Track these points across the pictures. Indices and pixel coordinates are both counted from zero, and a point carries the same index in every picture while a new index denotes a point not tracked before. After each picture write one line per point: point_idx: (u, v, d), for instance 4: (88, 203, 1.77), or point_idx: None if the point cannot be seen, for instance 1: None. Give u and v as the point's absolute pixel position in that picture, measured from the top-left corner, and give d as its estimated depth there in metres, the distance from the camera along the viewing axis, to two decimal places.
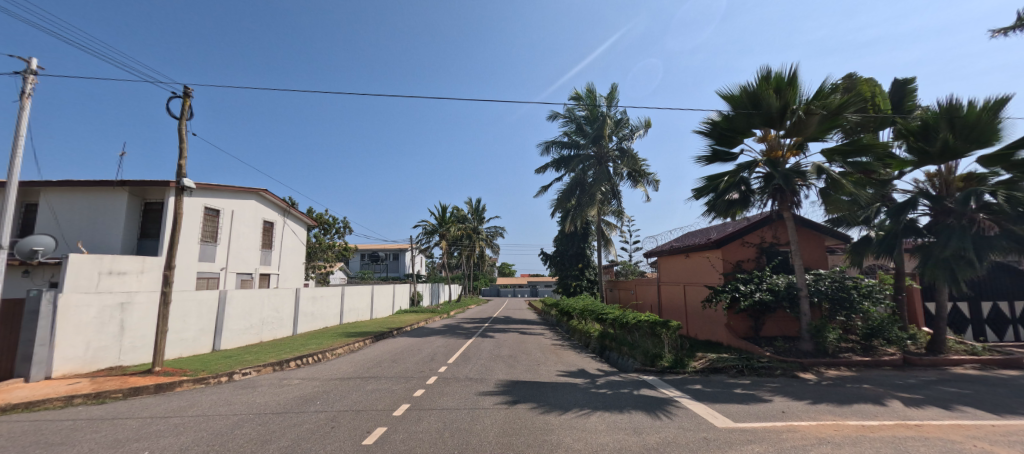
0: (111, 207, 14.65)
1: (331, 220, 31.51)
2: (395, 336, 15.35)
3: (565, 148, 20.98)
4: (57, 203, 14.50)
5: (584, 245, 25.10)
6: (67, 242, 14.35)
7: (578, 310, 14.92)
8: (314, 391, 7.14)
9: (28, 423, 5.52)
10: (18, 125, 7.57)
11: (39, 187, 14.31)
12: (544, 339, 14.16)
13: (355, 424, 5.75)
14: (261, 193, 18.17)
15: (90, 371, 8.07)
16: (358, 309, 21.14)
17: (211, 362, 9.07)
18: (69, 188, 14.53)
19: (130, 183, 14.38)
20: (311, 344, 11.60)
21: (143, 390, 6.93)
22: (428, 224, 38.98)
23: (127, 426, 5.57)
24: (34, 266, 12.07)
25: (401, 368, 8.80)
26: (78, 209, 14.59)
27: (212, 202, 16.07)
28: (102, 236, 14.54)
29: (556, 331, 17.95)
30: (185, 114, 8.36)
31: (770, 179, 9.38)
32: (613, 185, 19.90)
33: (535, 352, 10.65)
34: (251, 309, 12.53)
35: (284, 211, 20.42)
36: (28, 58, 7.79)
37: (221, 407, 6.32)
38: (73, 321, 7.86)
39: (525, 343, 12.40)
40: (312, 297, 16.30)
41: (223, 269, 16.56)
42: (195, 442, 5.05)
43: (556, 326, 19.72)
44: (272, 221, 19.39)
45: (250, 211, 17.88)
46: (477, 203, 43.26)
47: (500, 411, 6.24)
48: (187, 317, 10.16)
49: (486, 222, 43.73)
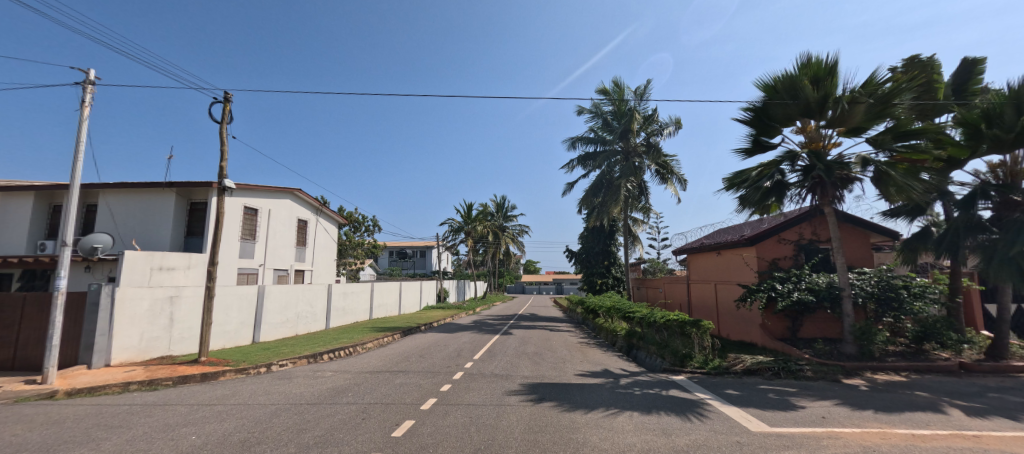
0: (160, 207, 15.67)
1: (360, 218, 32.43)
2: (422, 332, 15.67)
3: (591, 144, 20.67)
4: (113, 204, 15.64)
5: (610, 242, 24.90)
6: (123, 240, 15.47)
7: (604, 308, 14.67)
8: (345, 383, 7.36)
9: (92, 406, 6.04)
10: (79, 132, 8.19)
11: (97, 189, 15.46)
12: (570, 337, 14.06)
13: (384, 417, 5.94)
14: (295, 193, 18.95)
15: (143, 360, 8.68)
16: (386, 304, 21.66)
17: (251, 353, 9.49)
18: (123, 190, 15.63)
19: (176, 185, 15.34)
20: (343, 338, 11.97)
21: (190, 379, 7.34)
22: (454, 221, 39.32)
23: (176, 412, 6.02)
24: (94, 262, 13.08)
25: (429, 363, 8.92)
26: (131, 209, 15.69)
27: (251, 202, 16.91)
28: (152, 234, 15.56)
29: (581, 328, 17.85)
30: (226, 118, 8.80)
31: (810, 171, 8.90)
32: (640, 180, 19.46)
33: (561, 350, 10.59)
34: (287, 303, 13.09)
35: (317, 209, 21.19)
36: (86, 69, 8.37)
37: (261, 396, 6.66)
38: (129, 313, 8.46)
39: (550, 341, 12.35)
40: (343, 292, 16.83)
41: (263, 266, 17.40)
42: (237, 430, 5.41)
43: (582, 324, 19.53)
44: (305, 220, 20.18)
45: (286, 210, 18.69)
46: (502, 200, 43.25)
47: (526, 408, 6.28)
48: (229, 310, 10.73)
49: (512, 219, 43.81)
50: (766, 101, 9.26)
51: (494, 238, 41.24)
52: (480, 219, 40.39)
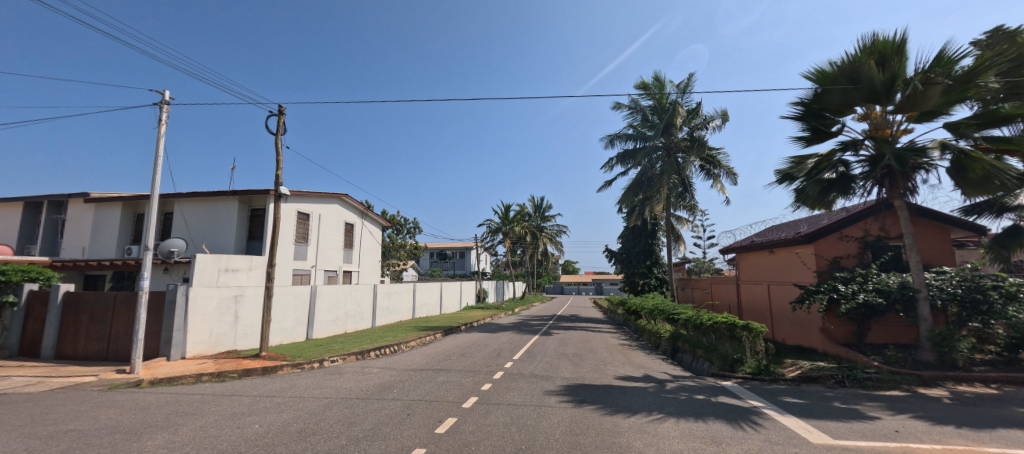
0: (225, 213, 17.06)
1: (402, 221, 33.51)
2: (463, 331, 15.95)
3: (631, 141, 20.06)
4: (187, 211, 17.26)
5: (652, 241, 24.11)
6: (194, 245, 17.02)
7: (647, 309, 14.22)
8: (391, 380, 7.65)
9: (171, 395, 6.69)
10: (157, 148, 9.11)
11: (173, 198, 17.10)
12: (611, 339, 13.74)
13: (427, 413, 6.13)
14: (342, 198, 19.93)
15: (213, 354, 9.50)
16: (428, 304, 22.24)
17: (305, 349, 10.11)
18: (194, 199, 17.20)
19: (238, 193, 16.64)
20: (388, 336, 12.43)
21: (253, 372, 7.95)
22: (492, 222, 39.59)
23: (241, 403, 6.56)
24: (172, 264, 14.49)
25: (469, 362, 9.07)
26: (201, 216, 17.22)
27: (303, 207, 17.98)
28: (218, 238, 16.97)
29: (623, 330, 17.40)
30: (280, 129, 9.45)
31: (878, 160, 8.15)
32: (683, 177, 18.68)
33: (601, 352, 10.39)
34: (337, 303, 13.80)
35: (362, 213, 22.16)
36: (163, 90, 9.30)
37: (315, 390, 7.09)
38: (200, 311, 9.30)
39: (590, 342, 12.14)
40: (387, 292, 17.51)
41: (315, 267, 18.48)
42: (294, 422, 5.79)
43: (623, 326, 19.04)
44: (352, 223, 21.17)
45: (334, 214, 19.70)
46: (540, 200, 43.10)
47: (567, 410, 6.23)
48: (285, 309, 11.51)
49: (550, 220, 43.51)
50: (823, 88, 8.60)
51: (533, 238, 41.23)
52: (518, 220, 40.43)
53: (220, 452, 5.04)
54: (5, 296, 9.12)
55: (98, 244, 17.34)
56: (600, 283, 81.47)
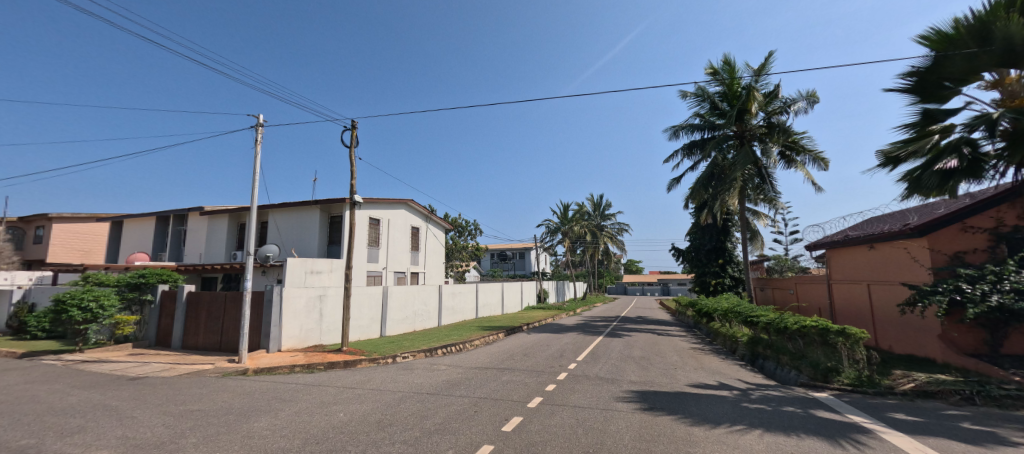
0: (309, 221, 18.83)
1: (462, 223, 34.44)
2: (525, 331, 16.00)
3: (698, 131, 18.64)
4: (279, 220, 19.36)
5: (724, 238, 22.41)
6: (285, 249, 19.00)
7: (722, 310, 13.19)
8: (458, 377, 7.94)
9: (272, 384, 7.57)
10: (255, 166, 10.34)
11: (267, 209, 19.26)
12: (681, 342, 12.95)
13: (494, 411, 6.27)
14: (408, 203, 21.03)
15: (302, 347, 10.55)
16: (490, 304, 22.62)
17: (380, 345, 10.83)
18: (284, 208, 19.22)
19: (319, 202, 18.27)
20: (454, 335, 12.88)
21: (336, 365, 8.69)
22: (551, 223, 39.18)
23: (327, 393, 7.22)
24: (269, 267, 16.32)
25: (533, 362, 9.10)
26: (290, 224, 19.18)
27: (375, 213, 19.25)
28: (304, 244, 18.78)
29: (694, 332, 16.32)
30: (354, 143, 10.24)
31: (1019, 136, 6.79)
32: (761, 167, 17.01)
33: (670, 355, 9.85)
34: (407, 302, 14.59)
35: (426, 217, 23.16)
36: (258, 115, 10.53)
37: (390, 383, 7.58)
38: (291, 309, 10.37)
39: (658, 345, 11.55)
40: (452, 292, 18.14)
41: (386, 268, 19.70)
42: (372, 413, 6.25)
43: (694, 328, 17.85)
44: (417, 227, 22.25)
45: (401, 219, 20.85)
46: (599, 199, 42.04)
47: (635, 415, 6.01)
48: (361, 307, 12.43)
49: (610, 218, 42.17)
50: (941, 56, 7.34)
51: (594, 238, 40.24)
52: (578, 219, 39.62)
53: (312, 438, 5.59)
54: (144, 294, 11.13)
55: (212, 252, 20.03)
56: (668, 283, 77.46)
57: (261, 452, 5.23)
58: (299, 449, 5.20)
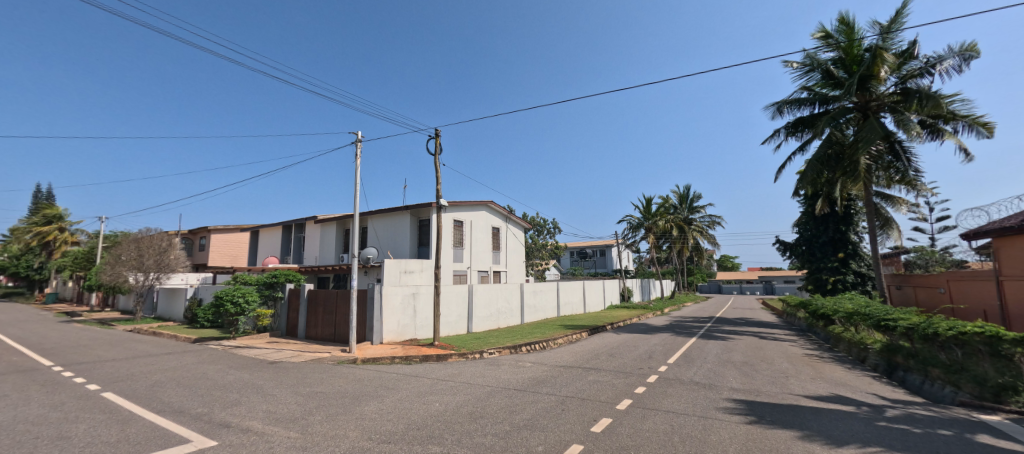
0: (402, 225, 20.31)
1: (541, 222, 34.34)
2: (610, 331, 15.42)
3: (807, 106, 16.18)
4: (377, 225, 21.24)
5: (845, 228, 19.26)
6: (383, 251, 20.75)
7: (846, 312, 11.29)
8: (543, 375, 7.97)
9: (377, 373, 8.38)
10: (355, 179, 11.48)
11: (367, 215, 21.24)
12: (793, 347, 11.41)
13: (582, 411, 6.18)
14: (488, 204, 21.58)
15: (400, 340, 11.48)
16: (572, 303, 22.08)
17: (468, 341, 11.32)
18: (380, 214, 21.01)
19: (409, 207, 19.56)
20: (537, 333, 12.94)
21: (430, 358, 9.31)
22: (633, 218, 36.67)
23: (424, 384, 7.78)
24: (370, 268, 17.99)
25: (620, 363, 8.76)
26: (386, 228, 20.90)
27: (458, 215, 20.04)
28: (398, 246, 20.31)
29: (809, 337, 14.26)
30: (438, 150, 10.81)
31: None
32: (893, 142, 14.18)
33: (779, 361, 8.75)
34: (492, 300, 15.02)
35: (505, 217, 23.50)
36: (357, 133, 11.69)
37: (479, 378, 7.92)
38: (390, 305, 11.34)
39: (763, 350, 10.33)
40: (533, 291, 18.05)
41: (470, 268, 20.37)
42: (464, 406, 6.58)
43: (808, 331, 15.59)
44: (497, 227, 22.71)
45: (482, 220, 21.47)
46: (686, 191, 39.04)
47: (739, 425, 5.46)
48: (450, 305, 13.11)
49: (700, 211, 38.75)
50: None
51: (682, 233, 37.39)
52: (662, 213, 36.84)
53: (413, 424, 6.08)
54: (275, 292, 13.07)
55: (324, 255, 22.68)
56: (774, 281, 69.49)
57: (372, 434, 5.83)
58: (402, 434, 5.69)
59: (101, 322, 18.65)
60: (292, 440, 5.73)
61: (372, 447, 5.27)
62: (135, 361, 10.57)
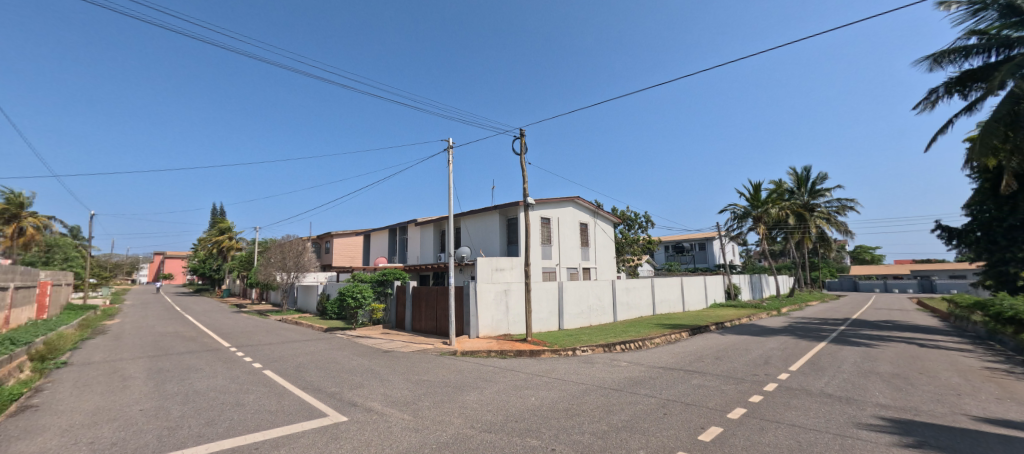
0: (491, 224, 20.81)
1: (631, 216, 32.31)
2: (717, 332, 14.00)
3: (978, 55, 12.76)
4: (470, 225, 22.11)
5: None
6: (475, 250, 21.51)
7: None
8: (641, 375, 7.54)
9: (476, 365, 8.77)
10: (449, 182, 12.08)
11: (459, 216, 22.25)
12: (965, 357, 9.19)
13: (687, 416, 5.70)
14: (575, 200, 21.10)
15: (495, 335, 11.82)
16: (670, 300, 20.23)
17: (560, 338, 11.21)
18: (470, 215, 21.83)
19: (496, 207, 19.89)
20: (632, 331, 12.30)
21: (523, 353, 9.44)
22: (738, 207, 31.82)
23: (518, 378, 7.92)
24: (466, 266, 18.80)
25: (729, 367, 7.91)
26: (477, 228, 21.64)
27: (546, 213, 19.89)
28: (489, 245, 20.86)
29: (992, 344, 11.32)
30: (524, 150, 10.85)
31: None
32: None
33: (943, 375, 7.11)
34: (584, 296, 14.66)
35: (593, 213, 22.67)
36: (448, 139, 12.29)
37: (573, 375, 7.79)
38: (484, 301, 11.74)
39: (920, 360, 8.49)
40: (625, 287, 16.89)
41: (559, 265, 20.10)
42: (559, 403, 6.53)
43: (989, 338, 12.40)
44: (586, 223, 22.06)
45: (570, 216, 21.06)
46: (805, 173, 34.04)
47: (889, 447, 4.55)
48: (540, 301, 13.14)
49: (824, 195, 33.47)
50: None
51: (799, 220, 32.76)
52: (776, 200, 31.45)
53: (511, 416, 6.21)
54: (386, 288, 14.65)
55: (425, 254, 24.37)
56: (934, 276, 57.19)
57: (474, 422, 6.11)
58: (501, 425, 5.85)
59: (260, 313, 22.70)
60: (405, 422, 6.29)
61: (474, 435, 5.51)
62: (283, 346, 12.57)
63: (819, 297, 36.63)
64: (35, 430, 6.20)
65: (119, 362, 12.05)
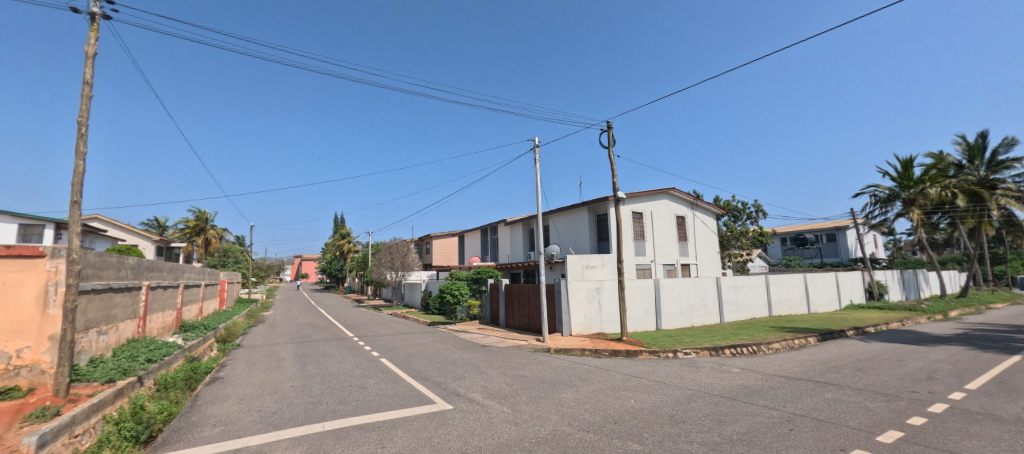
0: (580, 221, 20.27)
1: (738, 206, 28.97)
2: (854, 338, 11.86)
3: None
4: (558, 222, 21.82)
5: None
6: (564, 248, 21.15)
7: None
8: (759, 384, 6.66)
9: (571, 363, 8.60)
10: (536, 181, 12.03)
11: (546, 214, 22.08)
12: None
13: (820, 434, 4.86)
14: (670, 191, 19.65)
15: (588, 334, 11.48)
16: (790, 300, 17.67)
17: (659, 338, 10.49)
18: (557, 213, 21.54)
19: (585, 203, 19.27)
20: (743, 334, 11.00)
21: (619, 353, 9.02)
22: (882, 189, 26.52)
23: (615, 379, 7.57)
24: (556, 264, 18.59)
25: (874, 380, 6.60)
26: (565, 225, 21.26)
27: (638, 207, 18.77)
28: (578, 242, 20.33)
29: None
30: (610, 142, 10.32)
31: None
32: None
33: None
34: (684, 294, 13.54)
35: (691, 204, 20.84)
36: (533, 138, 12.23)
37: (676, 379, 7.19)
38: (576, 298, 11.49)
39: None
40: (735, 285, 15.20)
41: (654, 261, 18.84)
42: (661, 409, 6.06)
43: None
44: (682, 216, 20.37)
45: (664, 209, 19.65)
46: (977, 141, 27.32)
47: None
48: (635, 300, 12.49)
49: (1007, 166, 26.57)
50: None
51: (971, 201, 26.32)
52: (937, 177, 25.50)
53: (610, 417, 5.93)
54: (480, 285, 15.28)
55: (515, 253, 24.71)
56: None
57: (571, 420, 5.96)
58: (600, 425, 5.61)
59: (376, 308, 25.27)
60: (505, 414, 6.40)
61: (572, 433, 5.36)
62: (396, 337, 13.79)
63: (1002, 297, 29.16)
64: (221, 396, 7.64)
65: (273, 346, 14.35)
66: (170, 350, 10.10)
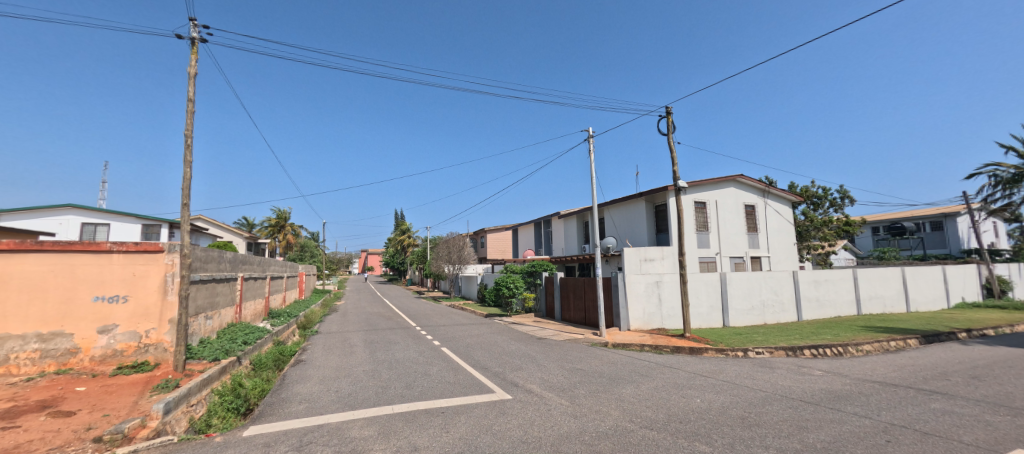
0: (637, 212, 19.46)
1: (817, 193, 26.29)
2: (963, 341, 10.35)
3: None
4: (614, 214, 21.13)
5: None
6: (621, 241, 20.46)
7: None
8: (846, 389, 6.00)
9: (630, 359, 8.32)
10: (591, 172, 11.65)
11: (602, 206, 21.48)
12: None
13: (925, 447, 4.26)
14: (737, 179, 18.29)
15: (647, 329, 11.05)
16: (883, 297, 15.80)
17: (726, 336, 9.84)
18: (614, 204, 20.84)
19: (642, 194, 18.46)
20: (826, 334, 10.00)
21: (682, 350, 8.58)
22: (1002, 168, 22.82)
23: (678, 376, 7.21)
24: (612, 257, 18.04)
25: (992, 390, 5.70)
26: (622, 217, 20.53)
27: (702, 196, 17.65)
28: (635, 234, 19.55)
29: None
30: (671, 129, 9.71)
31: None
32: None
33: None
34: (755, 288, 12.58)
35: (763, 192, 19.24)
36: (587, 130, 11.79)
37: (747, 379, 6.71)
38: (635, 292, 11.09)
39: None
40: (814, 280, 13.87)
41: (721, 253, 17.70)
42: (731, 410, 5.66)
43: None
44: (753, 204, 18.87)
45: (731, 197, 18.33)
46: None
47: None
48: (698, 295, 11.84)
49: None
50: None
51: None
52: None
53: (675, 416, 5.64)
54: (535, 279, 15.12)
55: (570, 246, 24.33)
56: None
57: (633, 416, 5.74)
58: (664, 423, 5.34)
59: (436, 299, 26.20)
60: (563, 407, 6.33)
61: (634, 430, 5.16)
62: (456, 327, 14.19)
63: None
64: (305, 376, 8.31)
65: (346, 333, 15.38)
66: (261, 334, 11.11)
